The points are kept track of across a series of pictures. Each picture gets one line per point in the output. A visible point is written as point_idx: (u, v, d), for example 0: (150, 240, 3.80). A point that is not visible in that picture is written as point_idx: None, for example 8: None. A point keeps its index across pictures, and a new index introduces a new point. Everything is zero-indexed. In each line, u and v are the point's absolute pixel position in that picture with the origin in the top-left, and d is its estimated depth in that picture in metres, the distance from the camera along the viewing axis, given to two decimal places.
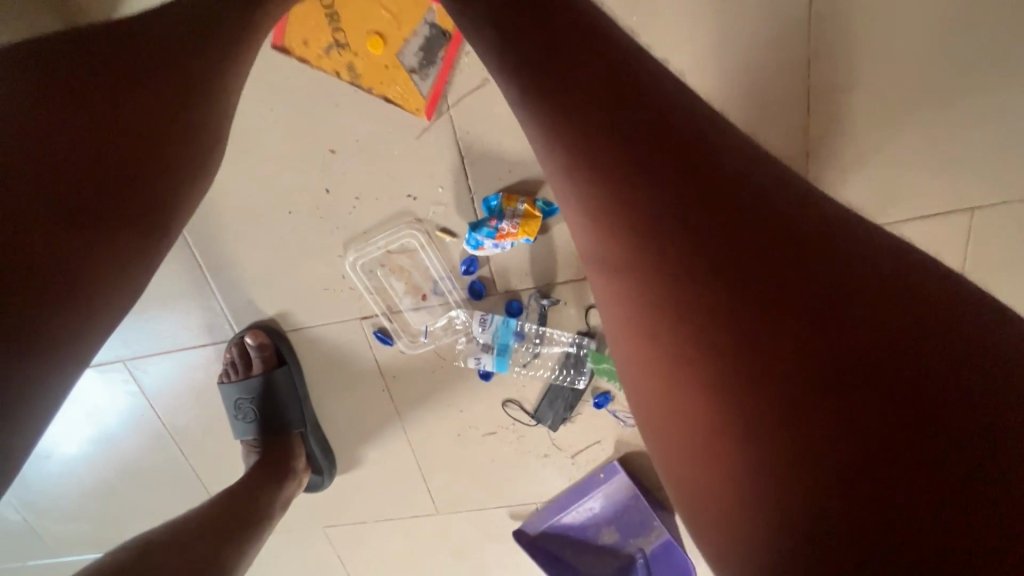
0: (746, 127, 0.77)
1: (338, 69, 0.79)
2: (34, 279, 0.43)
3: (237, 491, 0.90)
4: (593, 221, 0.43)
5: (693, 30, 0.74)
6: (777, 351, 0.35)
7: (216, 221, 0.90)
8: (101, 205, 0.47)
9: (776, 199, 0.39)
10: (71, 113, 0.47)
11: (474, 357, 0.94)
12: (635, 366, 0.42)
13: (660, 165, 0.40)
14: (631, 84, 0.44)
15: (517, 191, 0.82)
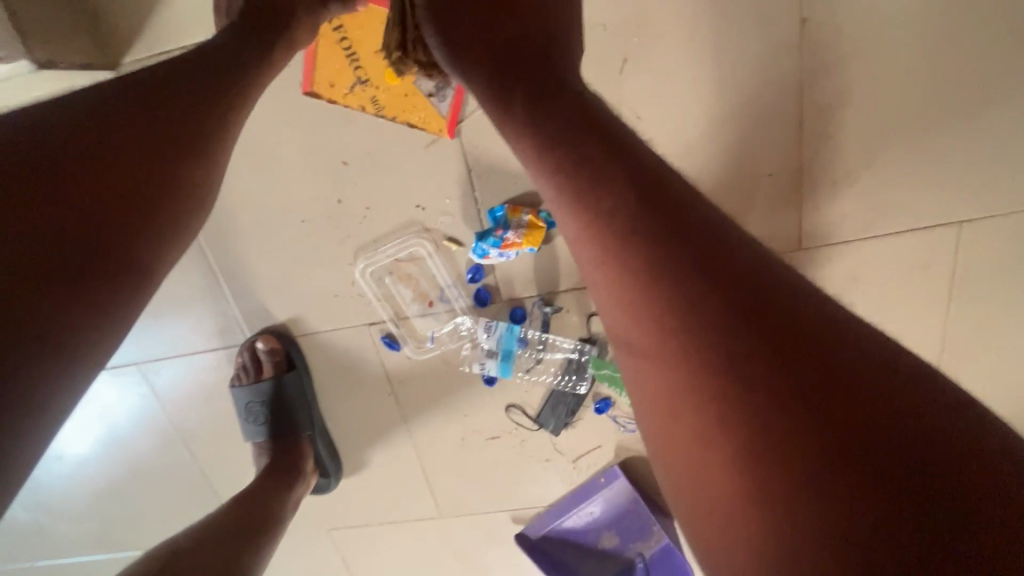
0: (742, 143, 0.81)
1: (364, 104, 0.83)
2: (42, 302, 0.46)
3: (250, 496, 0.93)
4: (612, 287, 0.47)
5: (691, 50, 0.77)
6: (783, 412, 0.39)
7: (231, 229, 0.93)
8: (100, 247, 0.50)
9: (775, 277, 0.44)
10: (83, 147, 0.51)
11: (478, 362, 0.96)
12: (656, 426, 0.45)
13: (672, 239, 0.46)
14: (642, 171, 0.50)
15: (522, 202, 0.85)
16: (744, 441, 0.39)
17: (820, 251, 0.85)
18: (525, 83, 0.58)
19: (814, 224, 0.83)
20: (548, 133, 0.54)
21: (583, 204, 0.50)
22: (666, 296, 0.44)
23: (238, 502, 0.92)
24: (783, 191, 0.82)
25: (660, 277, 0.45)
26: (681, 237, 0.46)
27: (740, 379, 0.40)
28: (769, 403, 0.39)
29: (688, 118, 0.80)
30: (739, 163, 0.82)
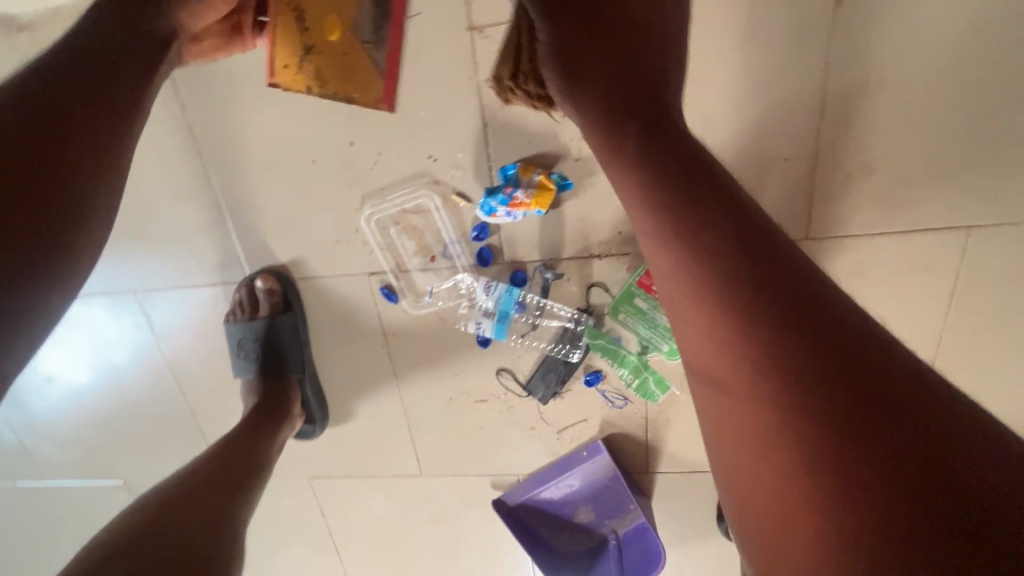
0: (760, 125, 0.80)
1: (309, 84, 0.84)
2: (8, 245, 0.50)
3: (239, 437, 0.96)
4: (701, 329, 0.47)
5: (721, 22, 0.76)
6: (867, 464, 0.38)
7: (240, 163, 0.92)
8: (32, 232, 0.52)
9: (866, 330, 0.43)
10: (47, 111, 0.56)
11: (474, 322, 0.97)
12: (732, 463, 0.45)
13: (765, 282, 0.46)
14: (736, 210, 0.50)
15: (534, 163, 0.84)
16: (830, 497, 0.39)
17: (826, 245, 0.85)
18: (626, 115, 0.59)
19: (823, 216, 0.83)
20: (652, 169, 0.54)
21: (679, 245, 0.50)
22: (759, 340, 0.44)
23: (226, 445, 0.94)
24: (796, 179, 0.82)
25: (751, 326, 0.45)
26: (777, 285, 0.45)
27: (831, 437, 0.40)
28: (860, 457, 0.39)
29: (709, 94, 0.79)
30: (756, 146, 0.81)
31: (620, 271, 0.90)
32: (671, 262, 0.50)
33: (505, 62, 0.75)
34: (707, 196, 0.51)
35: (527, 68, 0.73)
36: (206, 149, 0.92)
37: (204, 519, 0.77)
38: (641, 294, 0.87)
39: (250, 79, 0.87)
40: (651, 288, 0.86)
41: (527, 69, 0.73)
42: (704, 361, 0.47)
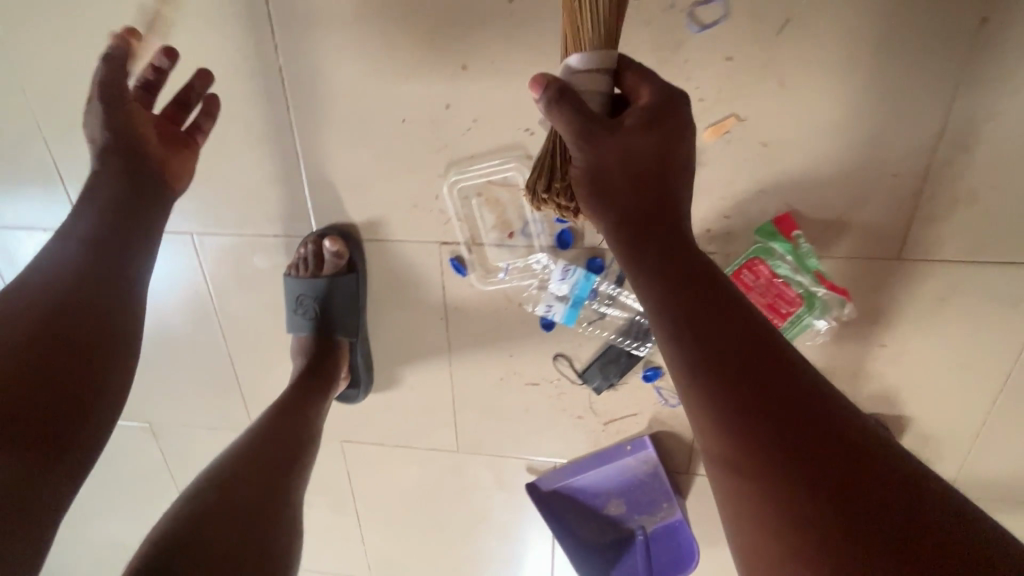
0: (872, 139, 0.78)
1: None
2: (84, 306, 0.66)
3: (288, 403, 1.00)
4: (721, 462, 0.54)
5: (858, 25, 0.72)
6: (838, 537, 0.46)
7: (327, 113, 0.89)
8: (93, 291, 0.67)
9: (829, 413, 0.52)
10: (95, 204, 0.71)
11: (545, 304, 0.95)
12: (739, 536, 0.53)
13: (747, 377, 0.54)
14: (725, 307, 0.59)
15: None
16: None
17: (913, 267, 0.84)
18: (641, 214, 0.65)
19: (916, 239, 0.82)
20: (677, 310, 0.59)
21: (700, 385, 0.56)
22: (743, 427, 0.53)
23: (277, 410, 0.99)
24: (898, 199, 0.80)
25: (747, 427, 0.52)
26: (758, 378, 0.54)
27: (818, 527, 0.47)
28: (830, 529, 0.47)
29: (829, 100, 0.76)
30: (865, 160, 0.79)
31: None
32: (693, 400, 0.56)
33: (539, 175, 0.74)
34: (724, 337, 0.57)
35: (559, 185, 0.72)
36: (293, 94, 0.89)
37: (248, 509, 0.82)
38: None
39: (350, 25, 0.83)
40: None
41: (559, 183, 0.72)
42: (719, 480, 0.55)
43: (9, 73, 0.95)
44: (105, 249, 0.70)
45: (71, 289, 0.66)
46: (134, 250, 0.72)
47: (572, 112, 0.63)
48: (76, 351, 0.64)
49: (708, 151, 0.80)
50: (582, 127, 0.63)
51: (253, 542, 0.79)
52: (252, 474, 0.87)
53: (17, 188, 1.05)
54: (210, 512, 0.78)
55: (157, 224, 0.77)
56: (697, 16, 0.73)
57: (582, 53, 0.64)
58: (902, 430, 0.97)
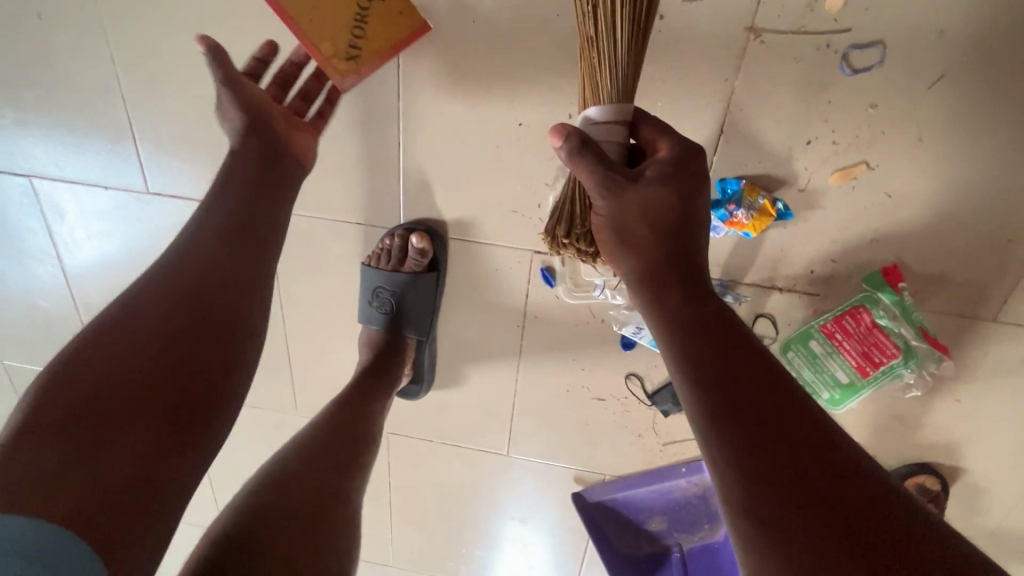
0: (997, 203, 0.77)
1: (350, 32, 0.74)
2: (226, 286, 0.65)
3: (352, 398, 0.96)
4: (752, 544, 0.49)
5: (1012, 90, 0.71)
6: None
7: (436, 106, 0.85)
8: (231, 273, 0.66)
9: (862, 484, 0.48)
10: (229, 178, 0.70)
11: (634, 326, 0.93)
12: None
13: (774, 446, 0.51)
14: (745, 369, 0.56)
15: (758, 183, 0.80)
16: None
17: (1006, 330, 0.85)
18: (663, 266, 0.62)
19: (1017, 304, 0.83)
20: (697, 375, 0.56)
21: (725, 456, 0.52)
22: (772, 501, 0.49)
23: (341, 403, 0.95)
24: (1008, 264, 0.81)
25: (778, 503, 0.48)
26: (787, 448, 0.50)
27: None
28: None
29: (964, 159, 0.75)
30: (984, 222, 0.79)
31: (797, 311, 0.89)
32: (718, 469, 0.52)
33: (557, 220, 0.68)
34: (746, 404, 0.53)
35: (580, 231, 0.66)
36: (403, 82, 0.85)
37: (308, 505, 0.76)
38: (819, 338, 0.85)
39: (481, 18, 0.79)
40: (834, 335, 0.84)
41: (580, 229, 0.66)
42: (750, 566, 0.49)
43: (91, 18, 0.89)
44: (238, 232, 0.68)
45: (204, 273, 0.64)
46: (265, 234, 0.70)
47: (596, 163, 0.58)
48: (206, 335, 0.63)
49: (830, 194, 0.79)
50: (605, 177, 0.59)
51: (315, 536, 0.74)
52: (314, 463, 0.82)
53: (84, 141, 0.99)
54: (272, 505, 0.73)
55: (290, 207, 0.75)
56: (850, 59, 0.71)
57: (602, 105, 0.61)
58: (957, 482, 1.00)
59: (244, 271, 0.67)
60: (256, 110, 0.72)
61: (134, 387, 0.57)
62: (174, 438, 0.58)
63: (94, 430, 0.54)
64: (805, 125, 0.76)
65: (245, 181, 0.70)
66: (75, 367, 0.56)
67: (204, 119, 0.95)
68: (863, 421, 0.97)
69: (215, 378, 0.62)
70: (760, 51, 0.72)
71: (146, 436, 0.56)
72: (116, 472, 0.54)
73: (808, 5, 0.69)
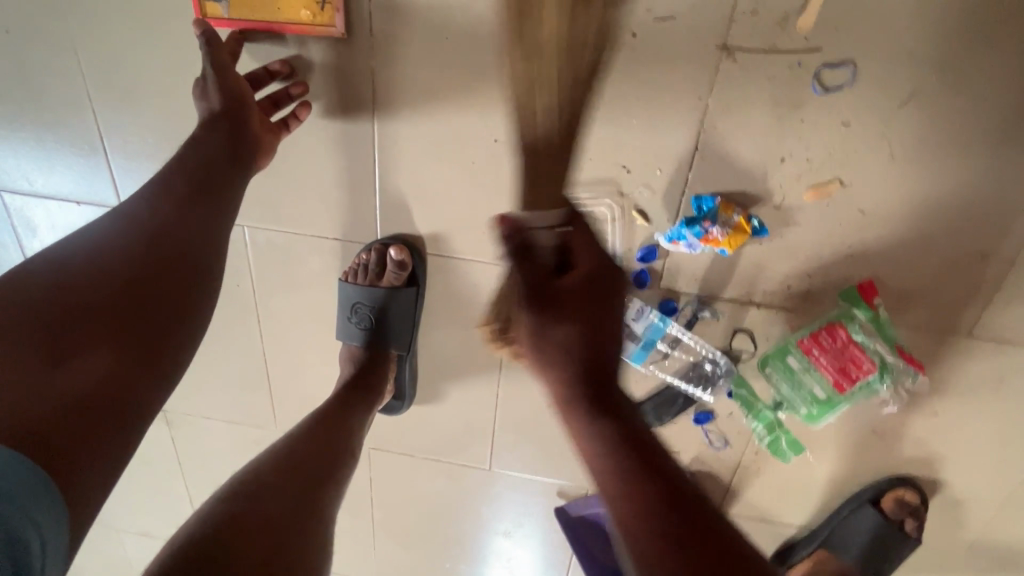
0: (968, 219, 0.78)
1: (291, 9, 0.78)
2: (191, 243, 0.69)
3: (330, 412, 0.95)
4: None
5: (979, 107, 0.71)
6: None
7: (410, 122, 0.85)
8: (195, 232, 0.70)
9: None
10: (198, 144, 0.75)
11: None
12: None
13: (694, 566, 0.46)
14: (665, 487, 0.51)
15: (733, 200, 0.80)
16: None
17: (981, 344, 0.86)
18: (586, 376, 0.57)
19: (990, 317, 0.83)
20: (616, 485, 0.51)
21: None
22: None
23: (318, 421, 0.93)
24: (981, 279, 0.81)
25: None
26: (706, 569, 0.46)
27: None
28: None
29: (932, 175, 0.75)
30: (955, 238, 0.79)
31: (775, 326, 0.89)
32: None
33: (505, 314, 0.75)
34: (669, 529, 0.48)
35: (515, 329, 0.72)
36: (377, 97, 0.84)
37: (282, 523, 0.73)
38: (797, 353, 0.85)
39: (453, 35, 0.78)
40: (811, 351, 0.84)
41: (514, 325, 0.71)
42: None
43: (60, 31, 0.87)
44: (203, 183, 0.73)
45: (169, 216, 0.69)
46: (223, 191, 0.74)
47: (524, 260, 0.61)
48: (160, 294, 0.65)
49: (805, 211, 0.80)
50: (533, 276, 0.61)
51: (287, 550, 0.71)
52: (291, 484, 0.79)
53: (55, 155, 0.97)
54: (244, 521, 0.70)
55: (247, 174, 0.79)
56: (821, 77, 0.71)
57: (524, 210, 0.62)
58: (935, 494, 1.00)
59: (205, 232, 0.71)
60: (236, 97, 0.77)
61: (99, 315, 0.60)
62: (132, 360, 0.62)
63: (58, 341, 0.57)
64: (777, 142, 0.76)
65: (208, 146, 0.75)
66: (35, 282, 0.59)
67: (177, 134, 0.93)
68: (843, 434, 0.97)
69: (171, 318, 0.66)
70: (733, 68, 0.72)
71: (106, 351, 0.60)
72: (70, 383, 0.56)
73: (779, 23, 0.69)
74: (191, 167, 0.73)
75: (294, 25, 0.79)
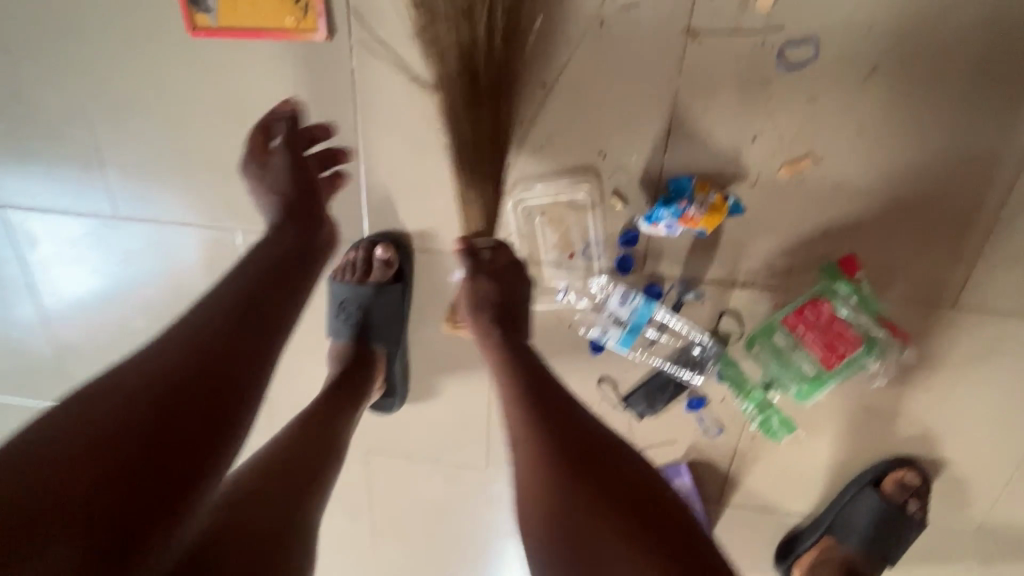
0: (943, 189, 0.79)
1: (278, 17, 0.83)
2: (240, 361, 0.66)
3: (317, 415, 0.90)
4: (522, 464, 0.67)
5: (942, 78, 0.73)
6: (609, 521, 0.60)
7: (393, 121, 0.88)
8: (245, 348, 0.67)
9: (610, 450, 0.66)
10: (270, 256, 0.77)
11: (600, 327, 0.93)
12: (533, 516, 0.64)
13: (554, 422, 0.68)
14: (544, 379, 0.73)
15: (709, 179, 0.81)
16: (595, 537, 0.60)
17: (968, 314, 0.85)
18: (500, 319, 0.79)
19: (974, 286, 0.83)
20: (510, 379, 0.74)
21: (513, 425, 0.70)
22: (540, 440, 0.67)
23: (303, 424, 0.89)
24: (962, 249, 0.81)
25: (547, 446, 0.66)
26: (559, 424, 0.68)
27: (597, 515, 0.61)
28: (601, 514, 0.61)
29: (903, 147, 0.77)
30: (932, 210, 0.80)
31: (760, 306, 0.89)
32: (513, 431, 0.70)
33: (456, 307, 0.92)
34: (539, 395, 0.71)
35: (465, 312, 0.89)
36: (360, 98, 0.87)
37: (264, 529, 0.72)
38: (782, 331, 0.85)
39: None
40: (796, 328, 0.84)
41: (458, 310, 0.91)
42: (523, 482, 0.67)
43: (58, 50, 0.92)
44: (274, 277, 0.74)
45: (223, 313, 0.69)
46: (283, 306, 0.73)
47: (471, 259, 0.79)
48: (198, 415, 0.61)
49: (780, 187, 0.81)
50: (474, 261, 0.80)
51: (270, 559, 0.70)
52: (271, 498, 0.75)
53: (53, 169, 1.00)
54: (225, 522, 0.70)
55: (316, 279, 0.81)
56: (786, 56, 0.74)
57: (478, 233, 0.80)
58: (936, 474, 0.99)
59: (255, 348, 0.68)
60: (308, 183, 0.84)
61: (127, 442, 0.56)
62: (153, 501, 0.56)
63: (76, 473, 0.53)
64: (748, 121, 0.77)
65: (287, 243, 0.79)
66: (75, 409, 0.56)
67: (170, 144, 0.96)
68: (838, 415, 0.97)
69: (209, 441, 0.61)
70: (699, 50, 0.75)
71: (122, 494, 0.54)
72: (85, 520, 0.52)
73: (741, 6, 0.72)
74: (256, 280, 0.73)
75: (282, 32, 0.83)
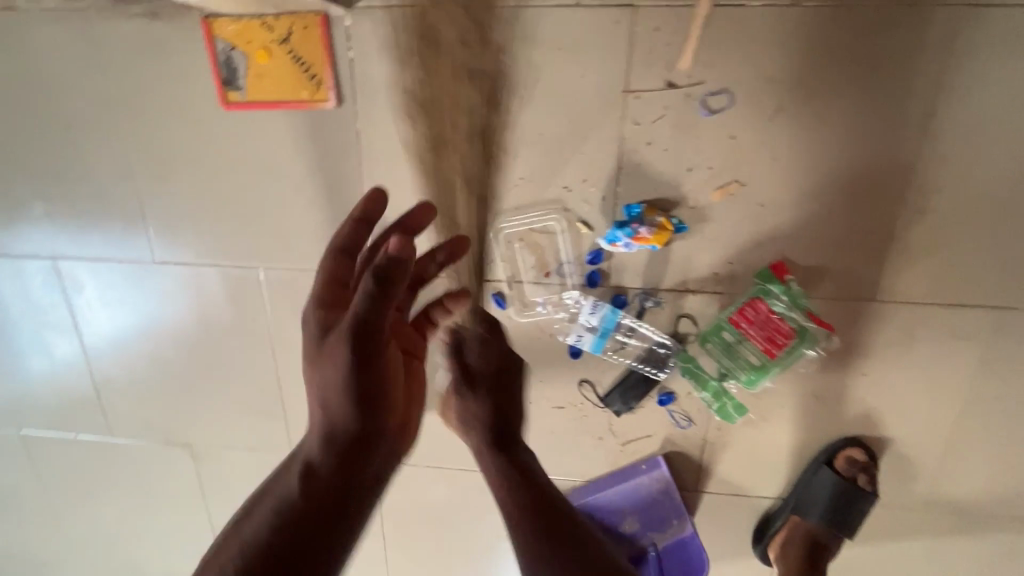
0: (849, 203, 0.95)
1: (294, 90, 1.00)
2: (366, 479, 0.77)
3: None
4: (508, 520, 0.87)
5: (835, 114, 0.90)
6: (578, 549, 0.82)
7: (392, 169, 1.05)
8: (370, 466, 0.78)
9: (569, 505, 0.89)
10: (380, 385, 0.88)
11: (576, 334, 1.08)
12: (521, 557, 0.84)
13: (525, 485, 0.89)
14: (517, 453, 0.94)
15: (656, 205, 0.98)
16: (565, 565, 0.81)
17: (885, 306, 1.01)
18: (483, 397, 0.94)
19: (886, 282, 0.99)
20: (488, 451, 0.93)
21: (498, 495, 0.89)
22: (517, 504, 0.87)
23: None
24: (871, 251, 0.98)
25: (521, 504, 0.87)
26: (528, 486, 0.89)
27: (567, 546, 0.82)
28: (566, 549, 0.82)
29: (811, 170, 0.94)
30: (842, 220, 0.96)
31: (710, 308, 1.04)
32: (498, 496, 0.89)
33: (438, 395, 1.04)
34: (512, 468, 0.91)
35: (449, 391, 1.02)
36: (364, 152, 1.05)
37: None
38: (729, 327, 1.00)
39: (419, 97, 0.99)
40: (740, 324, 0.99)
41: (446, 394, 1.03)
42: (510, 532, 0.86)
43: (110, 124, 1.09)
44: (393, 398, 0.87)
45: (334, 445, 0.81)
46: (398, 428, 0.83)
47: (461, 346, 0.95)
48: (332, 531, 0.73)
49: (715, 208, 0.97)
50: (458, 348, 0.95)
51: None
52: None
53: (102, 223, 1.17)
54: None
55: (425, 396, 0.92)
56: (707, 103, 0.91)
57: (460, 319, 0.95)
58: (881, 451, 1.12)
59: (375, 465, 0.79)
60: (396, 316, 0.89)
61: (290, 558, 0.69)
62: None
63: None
64: (683, 155, 0.95)
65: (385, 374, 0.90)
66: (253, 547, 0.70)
67: (202, 198, 1.13)
68: (790, 401, 1.10)
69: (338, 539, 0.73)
70: (638, 102, 0.93)
71: None
72: None
73: (667, 66, 0.90)
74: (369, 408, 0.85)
75: (298, 102, 1.01)
